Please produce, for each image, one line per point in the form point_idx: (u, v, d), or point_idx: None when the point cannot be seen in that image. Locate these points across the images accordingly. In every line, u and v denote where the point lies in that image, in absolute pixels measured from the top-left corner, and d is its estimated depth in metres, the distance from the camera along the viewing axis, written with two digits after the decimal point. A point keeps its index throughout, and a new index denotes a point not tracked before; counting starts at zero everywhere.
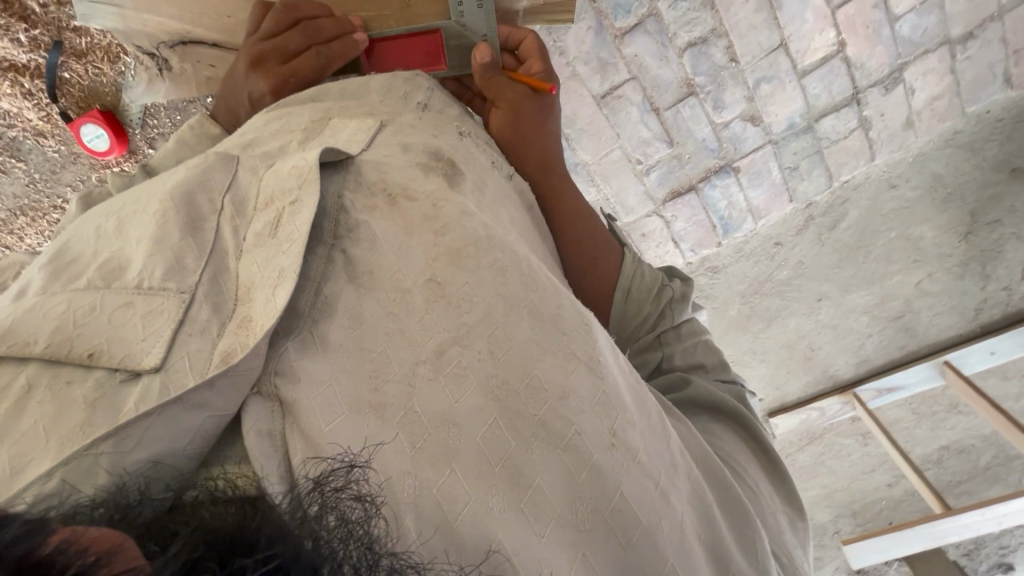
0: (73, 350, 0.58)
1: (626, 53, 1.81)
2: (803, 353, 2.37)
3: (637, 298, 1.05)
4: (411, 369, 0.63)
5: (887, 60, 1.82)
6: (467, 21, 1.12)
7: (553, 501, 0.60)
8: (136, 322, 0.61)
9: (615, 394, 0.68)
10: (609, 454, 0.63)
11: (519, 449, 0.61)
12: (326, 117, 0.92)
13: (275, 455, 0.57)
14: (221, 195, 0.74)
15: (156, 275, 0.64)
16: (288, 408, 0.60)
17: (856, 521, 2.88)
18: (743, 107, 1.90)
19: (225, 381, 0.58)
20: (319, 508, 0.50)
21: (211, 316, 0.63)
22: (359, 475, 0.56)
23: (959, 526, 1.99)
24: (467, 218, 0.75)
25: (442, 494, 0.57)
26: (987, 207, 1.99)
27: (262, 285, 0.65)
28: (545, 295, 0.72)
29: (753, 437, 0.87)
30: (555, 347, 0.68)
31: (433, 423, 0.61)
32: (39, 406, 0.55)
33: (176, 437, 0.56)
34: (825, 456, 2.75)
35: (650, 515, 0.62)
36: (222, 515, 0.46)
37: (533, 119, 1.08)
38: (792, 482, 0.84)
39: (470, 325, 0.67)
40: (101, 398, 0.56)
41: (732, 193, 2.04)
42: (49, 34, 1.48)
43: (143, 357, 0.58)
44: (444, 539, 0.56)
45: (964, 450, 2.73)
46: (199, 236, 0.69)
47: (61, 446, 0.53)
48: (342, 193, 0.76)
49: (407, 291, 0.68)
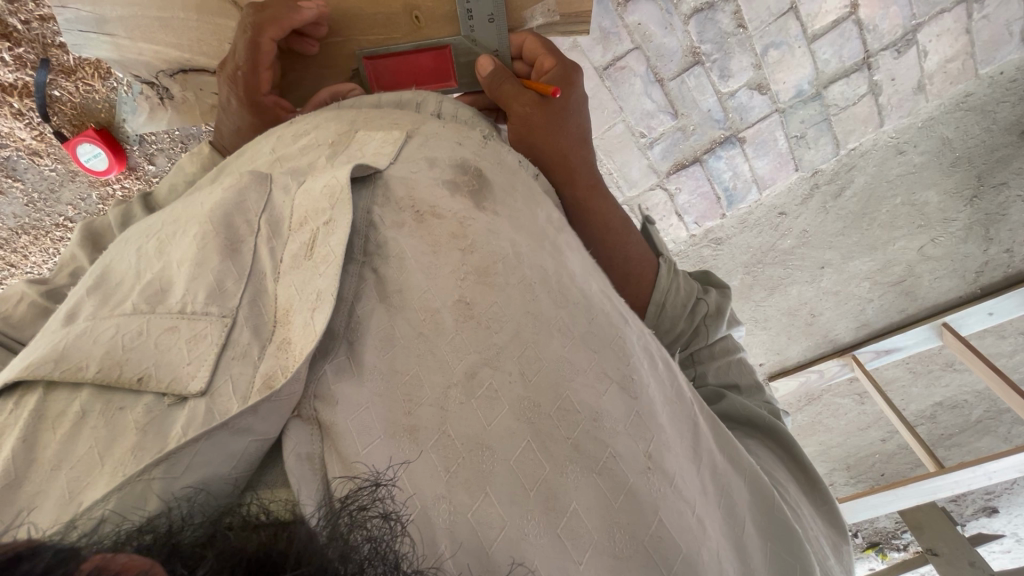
0: (123, 375, 0.55)
1: (629, 22, 1.76)
2: (805, 320, 2.40)
3: (673, 313, 1.03)
4: (442, 393, 0.61)
5: (901, 21, 1.76)
6: (478, 36, 1.10)
7: (590, 527, 0.59)
8: (181, 347, 0.58)
9: (648, 415, 0.68)
10: (645, 478, 0.63)
11: (555, 472, 0.60)
12: (351, 128, 0.88)
13: (314, 480, 0.55)
14: (258, 216, 0.71)
15: (198, 299, 0.61)
16: (327, 431, 0.57)
17: (849, 474, 3.02)
18: (751, 75, 1.84)
19: (269, 406, 0.55)
20: (348, 529, 0.47)
21: (251, 339, 0.60)
22: (384, 494, 0.53)
23: (948, 483, 2.07)
24: (495, 237, 0.73)
25: (477, 518, 0.55)
26: (995, 169, 1.97)
27: (301, 309, 0.61)
28: (576, 314, 0.71)
29: (789, 454, 0.93)
30: (587, 366, 0.67)
31: (465, 447, 0.58)
32: (93, 432, 0.52)
33: (222, 461, 0.52)
34: (823, 416, 2.82)
35: (687, 541, 0.62)
36: (254, 541, 0.43)
37: (552, 126, 1.02)
38: (833, 503, 0.89)
39: (500, 346, 0.65)
40: (152, 422, 0.53)
41: (738, 164, 1.99)
42: (34, 51, 1.40)
43: (190, 381, 0.55)
44: (474, 563, 0.53)
45: (957, 405, 2.81)
46: (238, 258, 0.66)
47: (115, 474, 0.50)
48: (371, 207, 0.73)
49: (435, 312, 0.65)
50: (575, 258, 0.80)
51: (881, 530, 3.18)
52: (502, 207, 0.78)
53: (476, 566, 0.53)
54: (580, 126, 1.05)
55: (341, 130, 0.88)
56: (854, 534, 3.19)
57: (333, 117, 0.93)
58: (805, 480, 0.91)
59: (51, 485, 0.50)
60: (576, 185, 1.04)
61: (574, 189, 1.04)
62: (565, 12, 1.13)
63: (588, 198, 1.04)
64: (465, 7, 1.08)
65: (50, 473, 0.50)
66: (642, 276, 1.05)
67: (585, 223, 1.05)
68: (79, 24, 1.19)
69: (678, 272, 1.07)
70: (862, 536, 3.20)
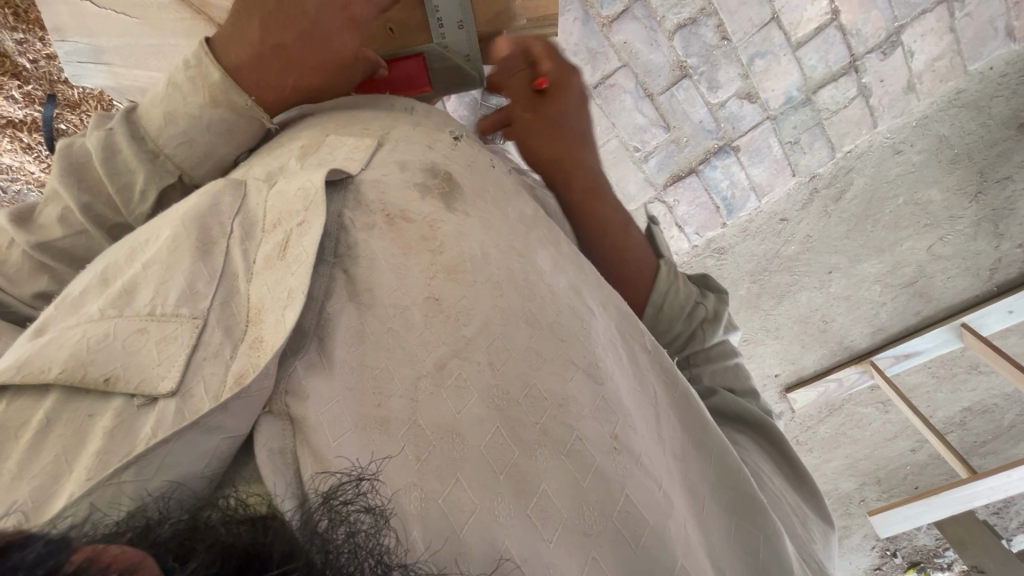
0: (88, 375, 0.58)
1: (615, 41, 1.81)
2: (818, 326, 2.35)
3: (670, 316, 1.05)
4: (412, 384, 0.66)
5: (883, 24, 1.81)
6: (449, 42, 1.14)
7: (559, 506, 0.64)
8: (150, 349, 0.61)
9: (615, 399, 0.73)
10: (612, 458, 0.68)
11: (524, 456, 0.65)
12: (321, 137, 0.87)
13: (287, 470, 0.60)
14: (231, 219, 0.75)
15: (169, 301, 0.65)
16: (298, 424, 0.62)
17: (881, 489, 2.90)
18: (739, 85, 1.88)
19: (239, 403, 0.60)
20: (329, 522, 0.53)
21: (223, 339, 0.64)
22: (365, 488, 0.58)
23: (987, 489, 1.96)
24: (465, 239, 0.77)
25: (447, 503, 0.60)
26: (997, 163, 1.96)
27: (272, 307, 0.66)
28: (543, 305, 0.75)
29: (777, 448, 0.95)
30: (554, 358, 0.72)
31: (437, 436, 0.63)
32: (59, 439, 0.56)
33: (194, 461, 0.57)
34: (846, 428, 2.73)
35: (655, 515, 0.67)
36: (238, 533, 0.48)
37: (545, 127, 1.06)
38: (818, 490, 0.93)
39: (469, 339, 0.70)
40: (121, 426, 0.57)
41: (734, 172, 2.01)
42: (42, 88, 1.53)
43: (159, 382, 0.59)
44: (450, 550, 0.58)
45: (988, 409, 2.70)
46: (210, 259, 0.70)
47: (80, 479, 0.53)
48: (342, 211, 0.76)
49: (406, 308, 0.70)
50: (546, 253, 0.83)
51: (922, 548, 3.02)
52: (473, 209, 0.82)
53: (456, 559, 0.58)
54: (580, 129, 1.08)
55: (312, 136, 0.87)
56: (892, 552, 3.04)
57: (301, 128, 0.90)
58: (789, 466, 0.94)
59: (15, 491, 0.53)
60: (574, 188, 1.06)
61: (576, 193, 1.07)
62: (531, 16, 1.23)
63: (586, 203, 1.07)
64: (436, 15, 1.11)
65: (12, 481, 0.53)
66: (640, 277, 1.05)
67: (583, 225, 1.06)
68: (76, 55, 1.32)
69: (677, 275, 1.07)
70: (902, 556, 3.05)
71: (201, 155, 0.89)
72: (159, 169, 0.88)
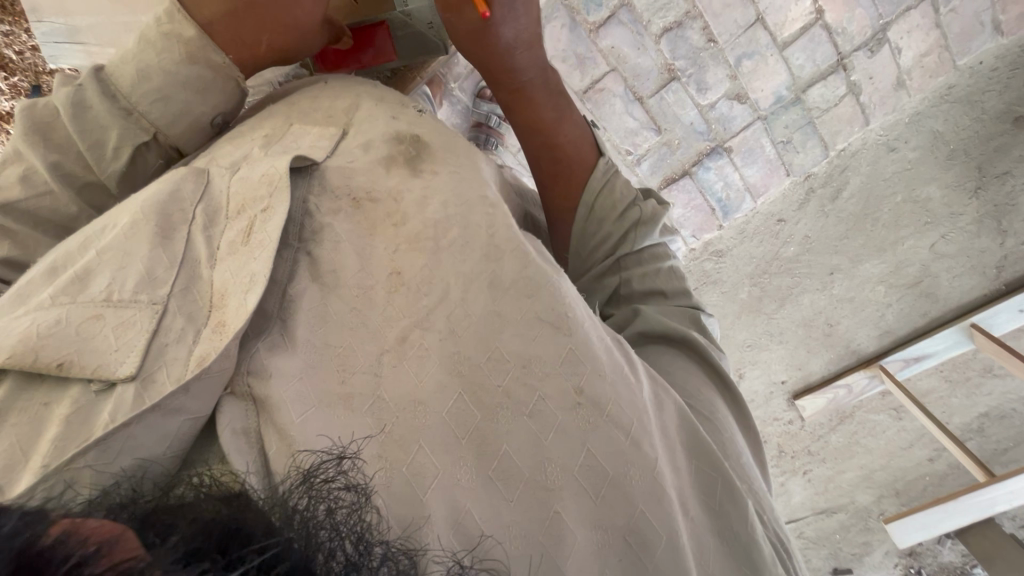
0: (40, 360, 0.58)
1: (603, 46, 1.84)
2: (822, 329, 2.25)
3: (600, 217, 1.00)
4: (376, 360, 0.68)
5: (868, 22, 1.83)
6: (411, 9, 1.19)
7: (519, 465, 0.66)
8: (108, 334, 0.62)
9: (581, 351, 0.73)
10: (571, 415, 0.70)
11: (485, 420, 0.67)
12: (286, 122, 0.90)
13: (251, 451, 0.60)
14: (193, 205, 0.75)
15: (127, 287, 0.65)
16: (261, 404, 0.63)
17: (901, 501, 2.67)
18: (728, 86, 1.89)
19: (200, 384, 0.60)
20: (308, 500, 0.53)
21: (186, 324, 0.65)
22: (348, 467, 0.59)
23: (1005, 493, 1.88)
24: (429, 204, 0.78)
25: (412, 467, 0.62)
26: (994, 159, 1.95)
27: (234, 291, 0.67)
28: (508, 263, 0.75)
29: (703, 358, 0.92)
30: (517, 318, 0.73)
31: (399, 405, 0.66)
32: (14, 428, 0.56)
33: (157, 442, 0.58)
34: (859, 436, 2.59)
35: (615, 468, 0.69)
36: (217, 509, 0.48)
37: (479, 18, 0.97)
38: (742, 399, 0.92)
39: (430, 309, 0.72)
40: (79, 412, 0.57)
41: (727, 174, 2.01)
42: (27, 79, 1.60)
43: (118, 366, 0.60)
44: (410, 508, 0.60)
45: (1006, 415, 2.58)
46: (170, 246, 0.70)
47: (37, 466, 0.54)
48: (306, 197, 0.78)
49: (369, 288, 0.73)
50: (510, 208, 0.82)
51: (948, 565, 2.74)
52: (441, 167, 0.83)
53: (417, 514, 0.60)
54: (516, 34, 0.99)
55: (277, 125, 0.90)
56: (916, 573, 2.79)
57: (259, 120, 0.93)
58: (721, 383, 0.92)
59: None
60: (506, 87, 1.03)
61: (506, 94, 1.04)
62: None
63: (515, 102, 1.04)
64: None
65: None
66: (569, 177, 1.03)
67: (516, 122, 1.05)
68: (53, 36, 1.47)
69: (615, 172, 1.04)
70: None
71: (176, 112, 0.91)
72: (133, 126, 0.90)
